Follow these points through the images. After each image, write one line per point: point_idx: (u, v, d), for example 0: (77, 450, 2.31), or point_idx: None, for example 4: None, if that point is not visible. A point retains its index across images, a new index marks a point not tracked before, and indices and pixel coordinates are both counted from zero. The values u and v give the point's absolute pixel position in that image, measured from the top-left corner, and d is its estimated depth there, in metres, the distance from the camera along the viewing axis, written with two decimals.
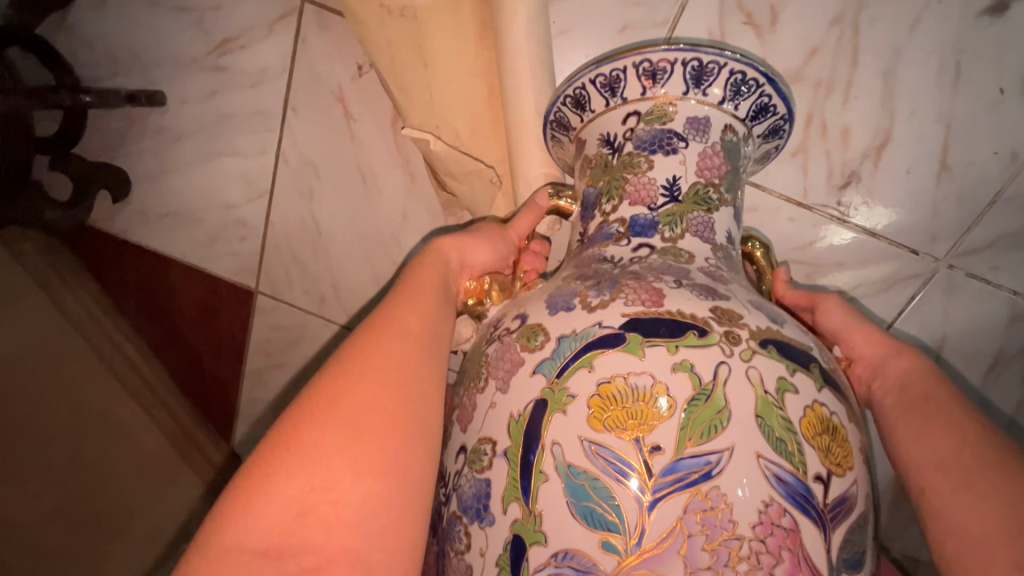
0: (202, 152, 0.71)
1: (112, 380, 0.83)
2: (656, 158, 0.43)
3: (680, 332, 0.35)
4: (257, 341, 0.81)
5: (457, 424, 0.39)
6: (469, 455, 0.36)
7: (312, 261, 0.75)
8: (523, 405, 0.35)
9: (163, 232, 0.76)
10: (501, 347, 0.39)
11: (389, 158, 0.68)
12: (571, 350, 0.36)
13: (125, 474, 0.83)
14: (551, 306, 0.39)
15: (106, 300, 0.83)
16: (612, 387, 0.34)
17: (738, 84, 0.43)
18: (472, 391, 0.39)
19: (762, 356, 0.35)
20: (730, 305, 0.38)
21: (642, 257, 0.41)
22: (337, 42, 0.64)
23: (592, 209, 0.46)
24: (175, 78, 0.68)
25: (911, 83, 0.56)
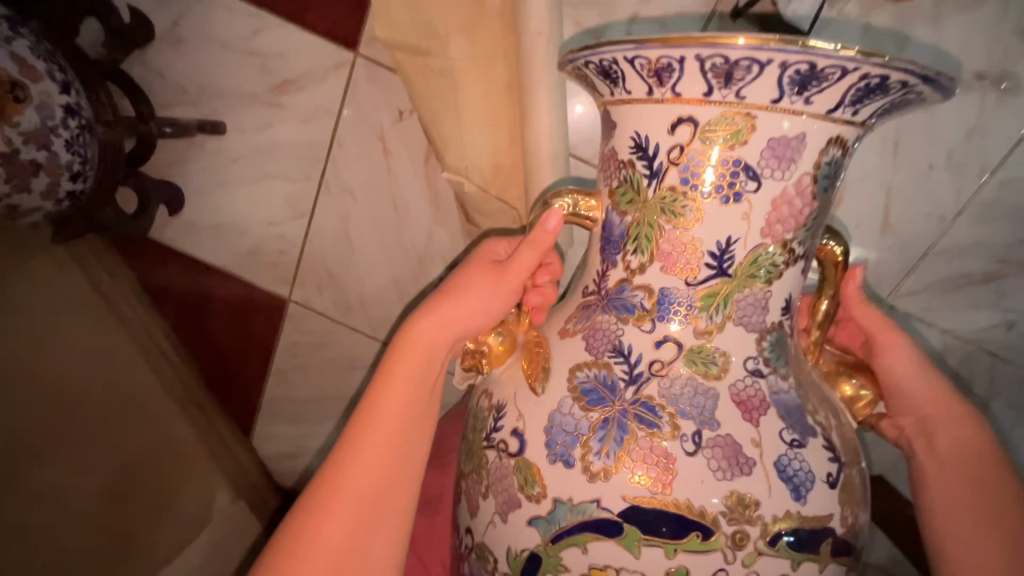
0: (252, 174, 0.81)
1: (150, 376, 0.92)
2: (714, 206, 0.41)
3: (683, 534, 0.39)
4: (286, 344, 0.90)
5: (466, 507, 0.47)
6: (475, 547, 0.45)
7: (343, 276, 0.84)
8: (521, 547, 0.42)
9: (209, 242, 0.85)
10: (501, 468, 0.44)
11: (420, 191, 0.78)
12: (568, 522, 0.40)
13: (155, 463, 0.90)
14: (551, 453, 0.42)
15: (147, 299, 0.91)
16: (602, 574, 0.40)
17: (872, 86, 0.38)
18: (478, 491, 0.45)
19: (766, 559, 0.40)
20: (747, 489, 0.39)
21: (665, 360, 0.43)
22: (382, 89, 0.74)
23: (616, 251, 0.46)
24: (235, 110, 0.78)
25: (861, 155, 0.69)
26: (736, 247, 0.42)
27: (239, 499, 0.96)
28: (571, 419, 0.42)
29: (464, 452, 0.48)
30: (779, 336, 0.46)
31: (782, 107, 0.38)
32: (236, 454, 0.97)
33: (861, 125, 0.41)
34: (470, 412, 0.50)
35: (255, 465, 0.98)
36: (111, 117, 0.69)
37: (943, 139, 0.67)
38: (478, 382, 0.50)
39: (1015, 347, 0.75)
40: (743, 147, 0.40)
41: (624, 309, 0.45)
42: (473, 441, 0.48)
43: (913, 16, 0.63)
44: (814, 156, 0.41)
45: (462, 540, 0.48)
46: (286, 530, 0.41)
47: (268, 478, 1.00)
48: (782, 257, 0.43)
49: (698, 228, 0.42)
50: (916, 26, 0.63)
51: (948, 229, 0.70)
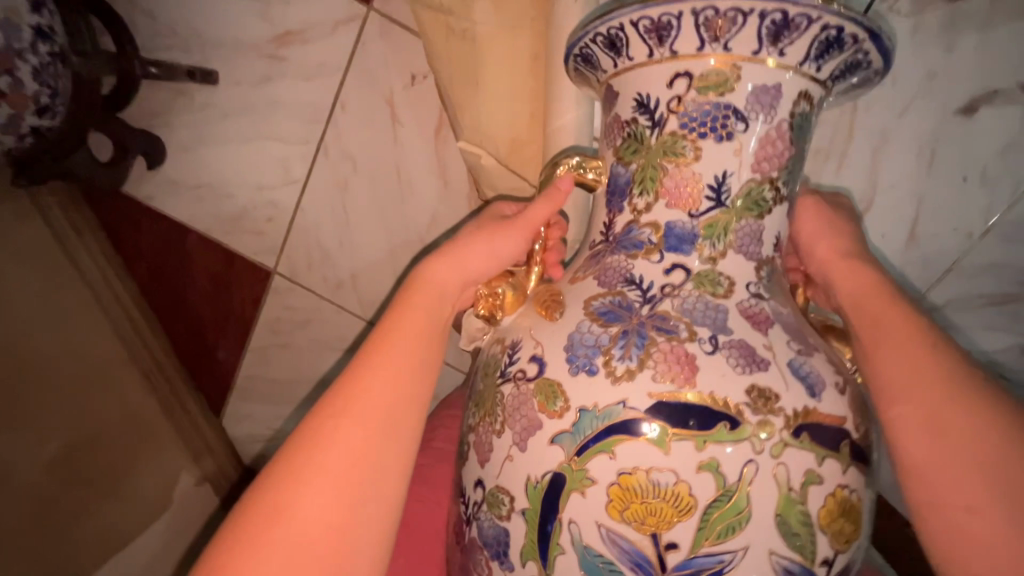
0: (243, 133, 0.74)
1: (116, 342, 0.84)
2: (706, 144, 0.39)
3: (711, 424, 0.34)
4: (267, 319, 0.83)
5: (475, 455, 0.40)
6: (487, 495, 0.38)
7: (335, 250, 0.78)
8: (542, 469, 0.35)
9: (190, 202, 0.78)
10: (519, 394, 0.38)
11: (427, 165, 0.73)
12: (593, 428, 0.35)
13: (114, 433, 0.82)
14: (573, 365, 0.37)
15: (118, 263, 0.84)
16: (632, 479, 0.33)
17: (831, 41, 0.37)
18: (489, 429, 0.39)
19: (793, 451, 0.34)
20: (768, 382, 0.35)
21: (676, 283, 0.39)
22: (394, 49, 0.69)
23: (622, 199, 0.42)
24: (230, 60, 0.71)
25: (893, 162, 0.66)
26: (731, 180, 0.39)
27: (203, 482, 0.90)
28: (588, 334, 0.38)
29: (472, 401, 0.42)
30: (772, 270, 0.42)
31: (761, 60, 0.37)
32: (203, 431, 0.89)
33: (824, 86, 0.41)
34: (476, 372, 0.44)
35: (224, 447, 0.91)
36: (88, 49, 0.63)
37: (976, 153, 0.64)
38: (485, 343, 0.45)
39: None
40: (732, 94, 0.38)
41: (631, 248, 0.41)
42: (483, 387, 0.42)
43: (961, 21, 0.60)
44: (790, 107, 0.39)
45: (467, 498, 0.40)
46: (287, 451, 0.34)
47: (237, 462, 0.92)
48: (769, 193, 0.41)
49: (701, 163, 0.39)
50: (967, 32, 0.60)
51: (972, 247, 0.68)
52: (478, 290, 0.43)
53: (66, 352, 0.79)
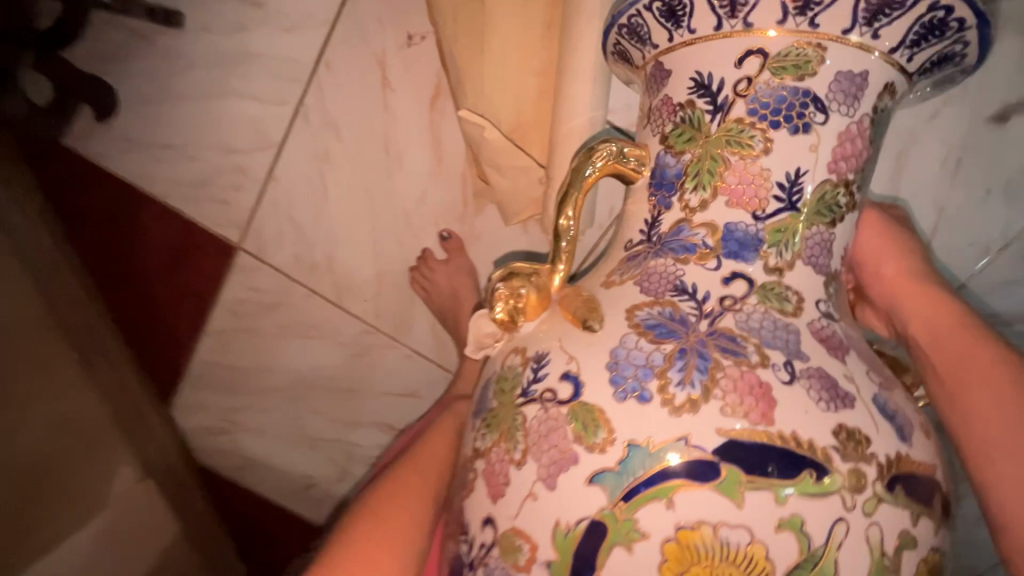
0: (211, 87, 0.65)
1: (50, 316, 0.72)
2: (778, 135, 0.35)
3: (794, 473, 0.31)
4: (229, 301, 0.75)
5: (485, 489, 0.35)
6: (500, 538, 0.33)
7: (313, 228, 0.70)
8: (579, 515, 0.31)
9: (145, 163, 0.69)
10: (547, 420, 0.33)
11: (420, 138, 0.65)
12: (645, 470, 0.31)
13: (51, 426, 0.69)
14: (619, 390, 0.33)
15: (57, 227, 0.74)
16: (693, 535, 0.30)
17: (934, 25, 0.34)
18: (507, 457, 0.34)
19: (886, 508, 0.32)
20: (856, 423, 0.32)
21: (738, 296, 0.35)
22: (392, 6, 0.61)
23: (671, 193, 0.38)
24: (200, 3, 0.63)
25: (917, 168, 0.62)
26: (805, 179, 0.35)
27: (146, 479, 0.81)
28: (638, 352, 0.33)
29: (482, 422, 0.37)
30: (838, 285, 0.39)
31: (851, 42, 0.34)
32: (153, 426, 0.81)
33: (911, 78, 0.38)
34: (490, 384, 0.38)
35: (175, 447, 0.82)
36: None
37: (1004, 164, 0.61)
38: (496, 351, 0.40)
39: None
40: (812, 78, 0.35)
41: (687, 250, 0.36)
42: (498, 405, 0.36)
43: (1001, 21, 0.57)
44: (874, 99, 0.36)
45: (471, 538, 0.35)
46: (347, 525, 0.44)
47: (189, 458, 0.83)
48: (843, 197, 0.37)
49: (770, 158, 0.35)
50: (1009, 33, 0.57)
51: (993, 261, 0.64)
52: (496, 291, 0.38)
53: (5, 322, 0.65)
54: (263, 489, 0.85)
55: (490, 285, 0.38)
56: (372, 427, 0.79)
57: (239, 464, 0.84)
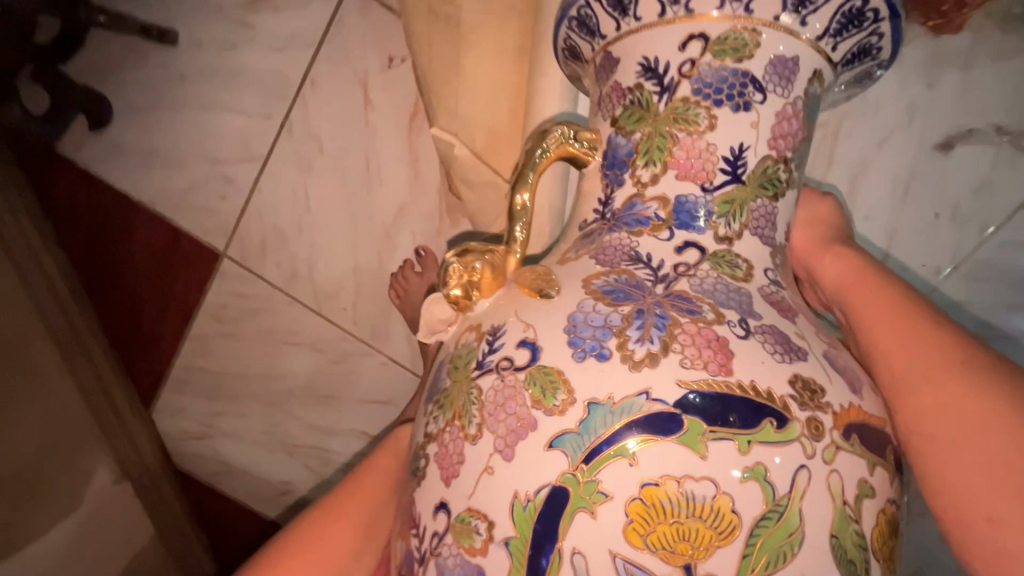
0: (202, 101, 0.69)
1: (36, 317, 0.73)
2: (721, 112, 0.38)
3: (754, 423, 0.32)
4: (211, 306, 0.77)
5: (439, 474, 0.36)
6: (453, 522, 0.34)
7: (293, 236, 0.73)
8: (539, 484, 0.32)
9: (136, 172, 0.72)
10: (505, 388, 0.34)
11: (400, 154, 0.69)
12: (605, 428, 0.32)
13: (36, 428, 0.70)
14: (578, 350, 0.34)
15: (48, 229, 0.76)
16: (657, 493, 0.31)
17: (852, 15, 0.38)
18: (460, 434, 0.35)
19: (844, 454, 0.33)
20: (811, 374, 0.34)
21: (690, 263, 0.37)
22: (374, 30, 0.65)
23: (623, 171, 0.40)
24: (193, 21, 0.67)
25: (871, 193, 0.65)
26: (748, 154, 0.38)
27: (123, 480, 0.81)
28: (597, 313, 0.35)
29: (433, 406, 0.38)
30: (784, 257, 0.41)
31: (781, 26, 0.38)
32: (134, 429, 0.83)
33: (834, 67, 0.41)
34: (443, 365, 0.40)
35: (154, 450, 0.84)
36: None
37: (950, 190, 0.64)
38: (448, 335, 0.41)
39: None
40: (749, 60, 0.38)
41: (643, 222, 0.39)
42: (451, 383, 0.38)
43: (946, 58, 0.60)
44: (804, 84, 0.40)
45: (423, 528, 0.36)
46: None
47: (168, 464, 0.86)
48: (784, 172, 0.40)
49: (716, 134, 0.38)
50: (950, 67, 0.61)
51: (952, 277, 0.66)
52: (451, 269, 0.40)
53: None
54: (240, 494, 0.87)
55: (444, 262, 0.40)
56: (347, 435, 0.81)
57: (215, 468, 0.86)
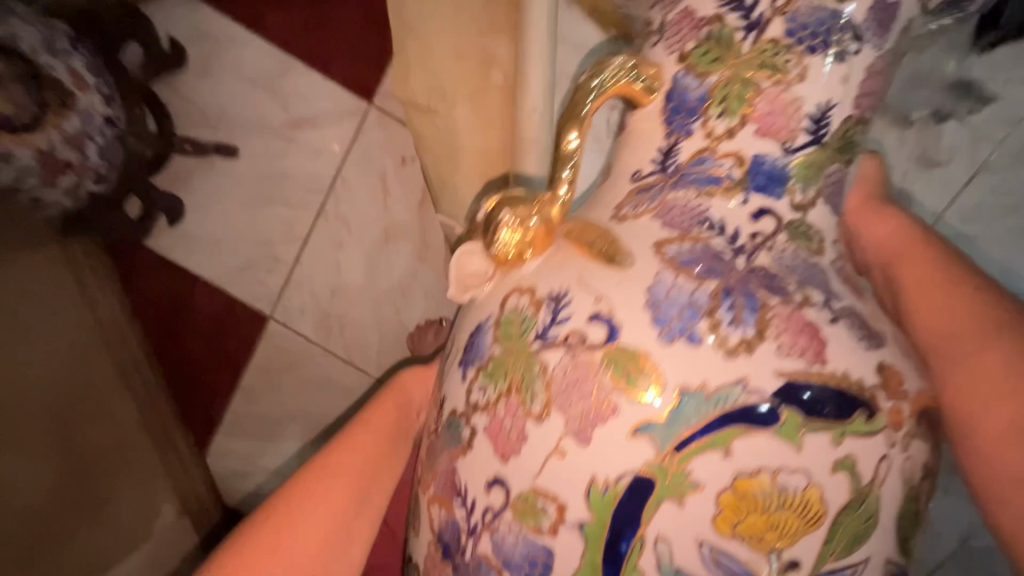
0: (256, 197, 0.87)
1: (117, 373, 0.90)
2: (812, 58, 0.43)
3: (847, 417, 0.39)
4: (260, 360, 0.93)
5: (499, 456, 0.42)
6: (517, 501, 0.41)
7: (327, 299, 0.89)
8: (620, 473, 0.39)
9: (200, 255, 0.89)
10: (586, 365, 0.40)
11: (412, 230, 0.86)
12: (698, 418, 0.38)
13: (112, 461, 0.87)
14: (665, 330, 0.40)
15: (127, 304, 0.92)
16: (750, 483, 0.38)
17: None
18: (522, 412, 0.41)
19: (915, 441, 0.42)
20: (892, 360, 0.42)
21: (767, 232, 0.44)
22: (391, 138, 0.84)
23: (693, 121, 0.46)
24: (249, 138, 0.85)
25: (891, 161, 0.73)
26: (832, 113, 0.45)
27: (184, 513, 0.95)
28: (687, 286, 0.41)
29: (480, 374, 0.45)
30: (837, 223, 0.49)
31: None
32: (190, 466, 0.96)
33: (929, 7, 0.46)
34: (488, 324, 0.46)
35: (206, 485, 0.98)
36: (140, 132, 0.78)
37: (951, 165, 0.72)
38: (486, 288, 0.48)
39: None
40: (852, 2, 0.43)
41: (713, 181, 0.45)
42: (504, 353, 0.44)
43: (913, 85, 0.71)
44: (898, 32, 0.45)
45: (472, 501, 0.44)
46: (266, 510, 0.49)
47: (216, 497, 0.99)
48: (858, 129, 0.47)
49: (802, 86, 0.44)
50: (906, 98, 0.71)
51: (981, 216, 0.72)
52: (504, 227, 0.46)
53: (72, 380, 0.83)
54: None
55: (495, 219, 0.46)
56: None
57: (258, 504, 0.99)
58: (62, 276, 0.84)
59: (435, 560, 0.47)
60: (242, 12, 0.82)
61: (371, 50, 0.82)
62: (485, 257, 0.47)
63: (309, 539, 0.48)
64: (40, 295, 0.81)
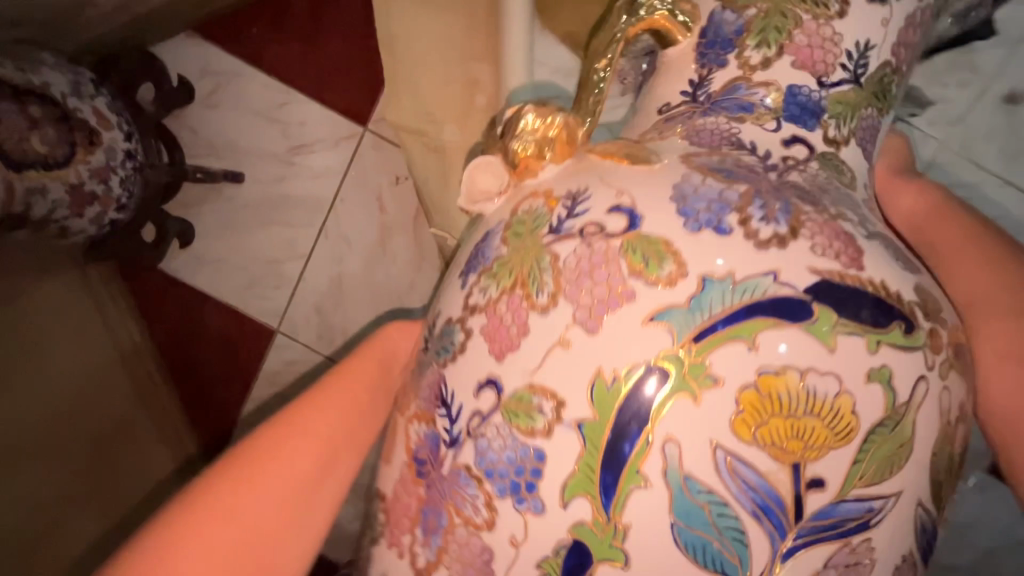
0: (261, 218, 0.93)
1: (128, 381, 0.94)
2: (849, 9, 0.47)
3: (886, 324, 0.39)
4: (268, 372, 0.98)
5: (491, 354, 0.41)
6: (510, 400, 0.39)
7: (330, 311, 0.95)
8: (630, 365, 0.37)
9: (209, 274, 0.95)
10: (602, 253, 0.40)
11: (408, 243, 0.92)
12: (719, 306, 0.37)
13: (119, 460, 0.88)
14: (691, 221, 0.39)
15: (141, 322, 0.98)
16: (775, 382, 0.36)
17: None
18: (524, 301, 0.40)
19: (952, 375, 0.41)
20: (932, 290, 0.43)
21: (797, 156, 0.45)
22: (385, 159, 0.91)
23: (729, 47, 0.48)
24: (253, 164, 0.92)
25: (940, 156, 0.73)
26: (869, 53, 0.48)
27: None
28: (715, 182, 0.41)
29: (482, 277, 0.43)
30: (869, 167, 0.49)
31: None
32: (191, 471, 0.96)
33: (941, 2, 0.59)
34: (497, 230, 0.44)
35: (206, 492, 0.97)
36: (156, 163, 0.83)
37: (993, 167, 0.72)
38: (490, 206, 0.47)
39: None
40: None
41: (743, 109, 0.46)
42: (510, 254, 0.42)
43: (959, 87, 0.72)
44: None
45: (459, 410, 0.41)
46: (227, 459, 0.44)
47: None
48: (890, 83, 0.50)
49: (841, 23, 0.47)
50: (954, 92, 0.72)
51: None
52: (525, 124, 0.45)
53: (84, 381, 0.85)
54: None
55: (513, 117, 0.45)
56: None
57: None
58: (81, 300, 0.89)
59: (407, 488, 0.44)
60: (244, 49, 0.89)
61: (363, 81, 0.90)
62: (504, 166, 0.46)
63: (281, 484, 0.44)
64: (57, 307, 0.84)
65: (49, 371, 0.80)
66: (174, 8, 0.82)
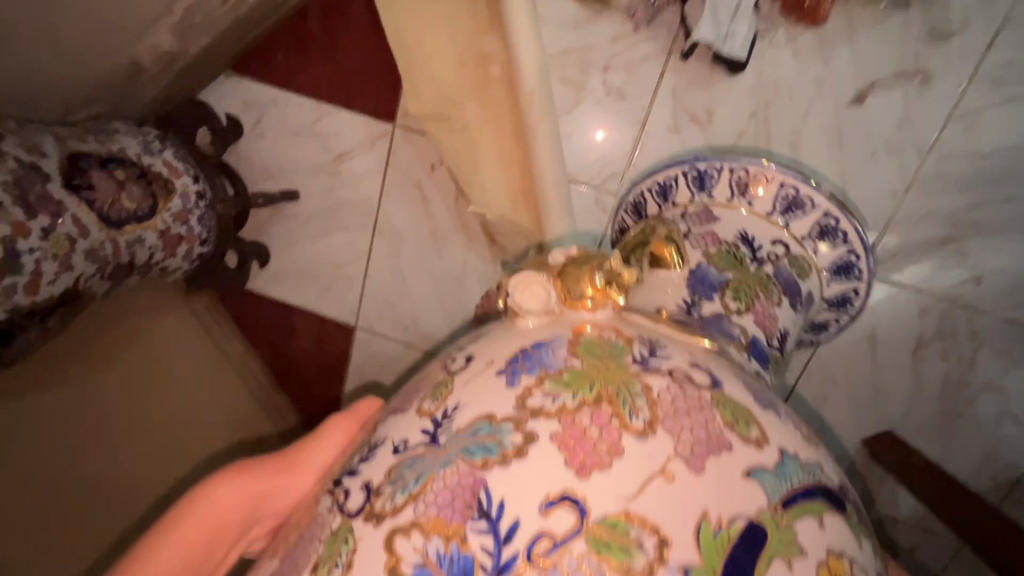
0: (322, 227, 1.02)
1: (220, 392, 1.02)
2: (783, 301, 0.55)
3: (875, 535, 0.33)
4: (355, 365, 1.08)
5: (569, 463, 0.26)
6: (600, 522, 0.25)
7: (398, 300, 1.03)
8: (733, 510, 0.26)
9: (289, 286, 1.06)
10: (686, 398, 0.29)
11: (453, 225, 0.97)
12: (800, 481, 0.28)
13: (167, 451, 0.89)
14: (761, 399, 0.32)
15: (241, 337, 1.11)
16: (840, 567, 0.27)
17: (845, 266, 0.61)
18: (614, 423, 0.27)
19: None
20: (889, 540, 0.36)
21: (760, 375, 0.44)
22: (418, 151, 0.95)
23: (716, 291, 0.51)
24: (305, 180, 1.00)
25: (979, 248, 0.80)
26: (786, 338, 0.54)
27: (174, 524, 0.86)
28: (756, 381, 0.34)
29: (546, 381, 0.29)
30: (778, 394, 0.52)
31: (803, 243, 0.60)
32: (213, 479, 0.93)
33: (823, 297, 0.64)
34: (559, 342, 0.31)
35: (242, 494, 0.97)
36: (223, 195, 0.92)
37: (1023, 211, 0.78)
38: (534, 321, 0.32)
39: (988, 300, 0.81)
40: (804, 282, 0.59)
41: (728, 335, 0.46)
42: (588, 368, 0.29)
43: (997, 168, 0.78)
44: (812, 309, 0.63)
45: (513, 526, 0.25)
46: None
47: None
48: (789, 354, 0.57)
49: (780, 310, 0.54)
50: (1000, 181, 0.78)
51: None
52: (607, 275, 0.33)
53: (173, 378, 0.94)
54: None
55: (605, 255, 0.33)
56: None
57: None
58: (191, 327, 1.03)
59: None
60: (274, 76, 0.96)
61: (383, 81, 0.94)
62: (561, 291, 0.33)
63: None
64: (163, 319, 0.97)
65: (140, 358, 0.90)
66: (209, 54, 0.90)
